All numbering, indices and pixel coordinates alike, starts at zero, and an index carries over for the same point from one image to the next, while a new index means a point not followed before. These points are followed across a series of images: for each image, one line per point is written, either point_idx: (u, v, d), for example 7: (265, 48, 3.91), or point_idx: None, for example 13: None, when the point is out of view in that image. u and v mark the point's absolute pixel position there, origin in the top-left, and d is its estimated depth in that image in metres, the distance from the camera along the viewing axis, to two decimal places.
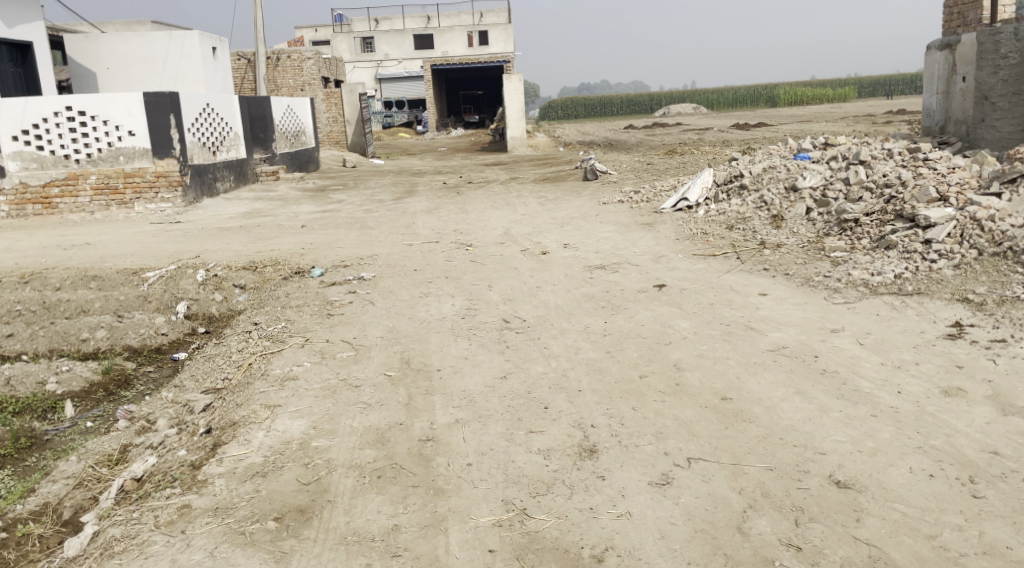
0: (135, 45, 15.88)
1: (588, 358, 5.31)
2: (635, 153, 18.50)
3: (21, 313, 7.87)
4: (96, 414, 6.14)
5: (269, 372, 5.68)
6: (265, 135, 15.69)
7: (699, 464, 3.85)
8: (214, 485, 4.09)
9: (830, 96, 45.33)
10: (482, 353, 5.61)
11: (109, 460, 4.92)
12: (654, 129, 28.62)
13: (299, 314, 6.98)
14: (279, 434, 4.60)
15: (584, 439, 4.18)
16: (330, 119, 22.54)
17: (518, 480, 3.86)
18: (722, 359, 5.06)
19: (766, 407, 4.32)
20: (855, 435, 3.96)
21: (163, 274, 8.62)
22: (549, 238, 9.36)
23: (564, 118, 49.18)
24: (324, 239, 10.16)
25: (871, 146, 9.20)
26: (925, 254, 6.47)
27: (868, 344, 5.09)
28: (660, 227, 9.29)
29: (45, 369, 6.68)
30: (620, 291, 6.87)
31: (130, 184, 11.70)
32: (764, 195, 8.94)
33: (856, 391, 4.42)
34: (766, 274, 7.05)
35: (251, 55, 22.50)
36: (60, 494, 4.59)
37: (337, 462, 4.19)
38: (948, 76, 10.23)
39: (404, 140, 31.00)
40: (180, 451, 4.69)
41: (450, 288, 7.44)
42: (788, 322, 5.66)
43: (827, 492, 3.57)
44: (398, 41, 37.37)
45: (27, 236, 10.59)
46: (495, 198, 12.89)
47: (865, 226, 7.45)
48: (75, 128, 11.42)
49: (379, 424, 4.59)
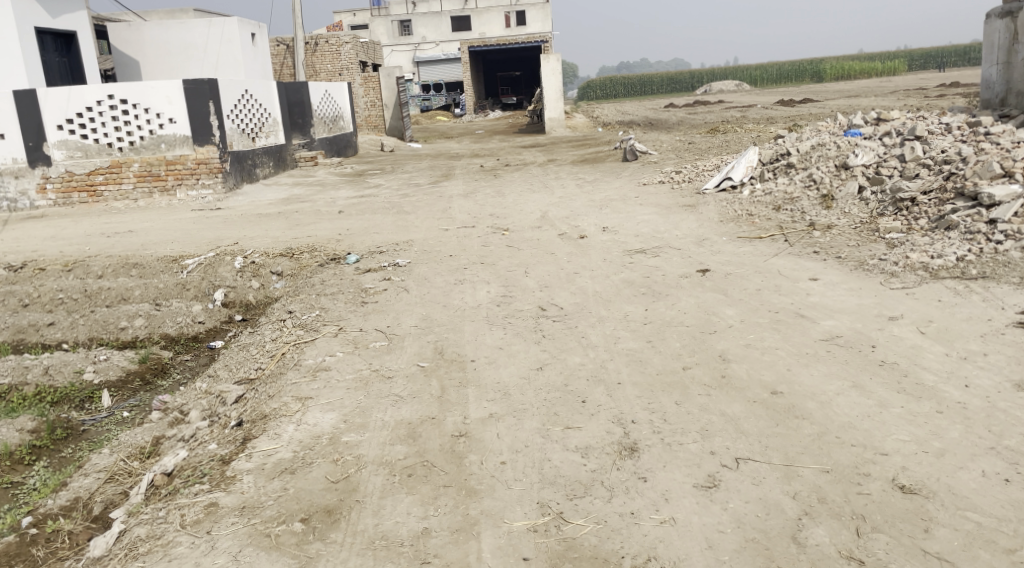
0: (177, 32, 15.88)
1: (628, 349, 5.07)
2: (674, 132, 18.10)
3: (62, 302, 7.88)
4: (132, 404, 6.07)
5: (302, 362, 5.54)
6: (303, 120, 15.60)
7: (748, 465, 3.60)
8: (242, 482, 3.96)
9: (880, 71, 44.03)
10: (517, 343, 5.40)
11: (141, 454, 4.79)
12: (696, 107, 27.99)
13: (333, 302, 6.84)
14: (309, 427, 4.46)
15: (624, 436, 3.95)
16: (368, 103, 22.45)
17: (554, 481, 3.66)
18: (772, 349, 4.78)
19: (820, 402, 4.05)
20: (919, 434, 3.67)
21: (201, 261, 8.54)
22: (587, 221, 9.10)
23: (604, 98, 48.47)
24: (361, 225, 10.03)
25: (928, 121, 8.78)
26: (990, 235, 6.09)
27: (930, 333, 4.76)
28: (702, 208, 8.97)
29: (82, 358, 6.64)
30: (662, 277, 6.60)
31: (172, 171, 11.69)
32: (813, 174, 8.57)
33: (918, 385, 4.12)
34: (817, 257, 6.72)
35: (290, 40, 22.46)
36: (91, 489, 4.47)
37: (367, 458, 4.02)
38: (1009, 46, 9.70)
39: (442, 124, 30.82)
40: (210, 445, 4.55)
41: (486, 275, 7.24)
42: (842, 309, 5.36)
43: (891, 498, 3.30)
44: (435, 24, 36.94)
45: (73, 223, 10.64)
46: (532, 180, 12.64)
47: (923, 206, 7.09)
48: (117, 115, 11.44)
49: (411, 419, 4.42)
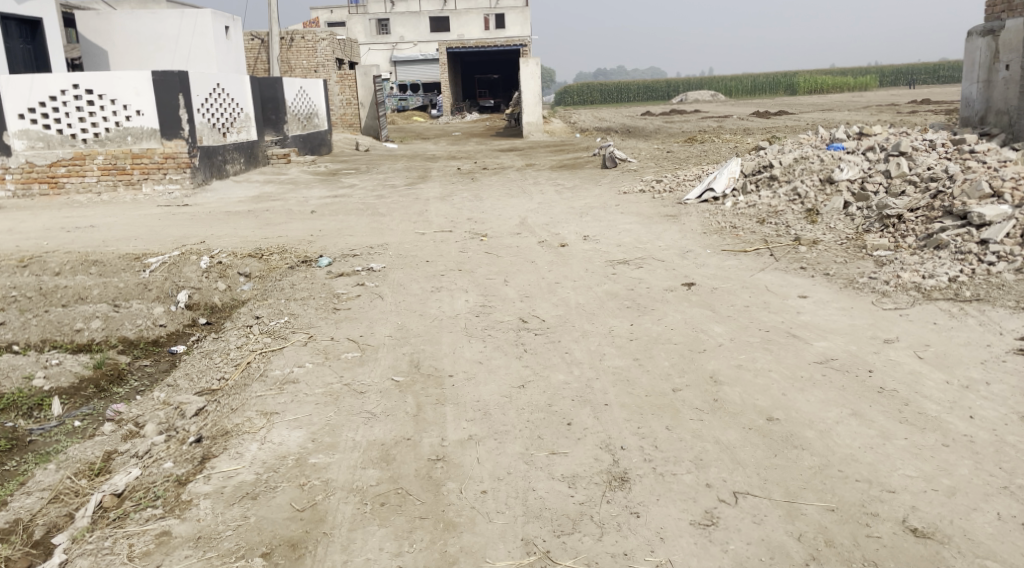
0: (148, 22, 15.41)
1: (615, 366, 4.83)
2: (652, 141, 17.93)
3: (16, 299, 7.45)
4: (84, 413, 5.70)
5: (268, 373, 5.24)
6: (276, 117, 15.23)
7: (748, 500, 3.39)
8: (198, 508, 3.65)
9: (852, 86, 44.50)
10: (497, 358, 5.14)
11: (90, 471, 4.42)
12: (672, 116, 27.93)
13: (304, 308, 6.53)
14: (274, 447, 4.16)
15: (613, 465, 3.71)
16: (344, 101, 22.05)
17: (540, 514, 3.40)
18: (764, 371, 4.56)
19: (818, 431, 3.84)
20: (926, 470, 3.50)
21: (165, 260, 8.17)
22: (567, 229, 8.88)
23: (580, 104, 48.43)
24: (334, 226, 9.71)
25: (911, 137, 8.67)
26: (982, 256, 5.94)
27: (929, 358, 4.59)
28: (685, 219, 8.77)
29: (32, 363, 6.25)
30: (646, 290, 6.38)
31: (138, 165, 11.27)
32: (797, 187, 8.41)
33: (921, 414, 3.94)
34: (805, 273, 6.54)
35: (265, 35, 22.03)
36: (33, 510, 4.09)
37: (336, 484, 3.73)
38: (990, 64, 9.63)
39: (418, 124, 30.49)
40: (166, 463, 4.22)
41: (463, 283, 6.97)
42: (835, 329, 5.16)
43: (903, 542, 3.11)
44: (414, 24, 36.96)
45: (31, 216, 10.19)
46: (510, 185, 12.39)
47: (910, 223, 6.93)
48: (82, 106, 10.99)
49: (384, 439, 4.13)
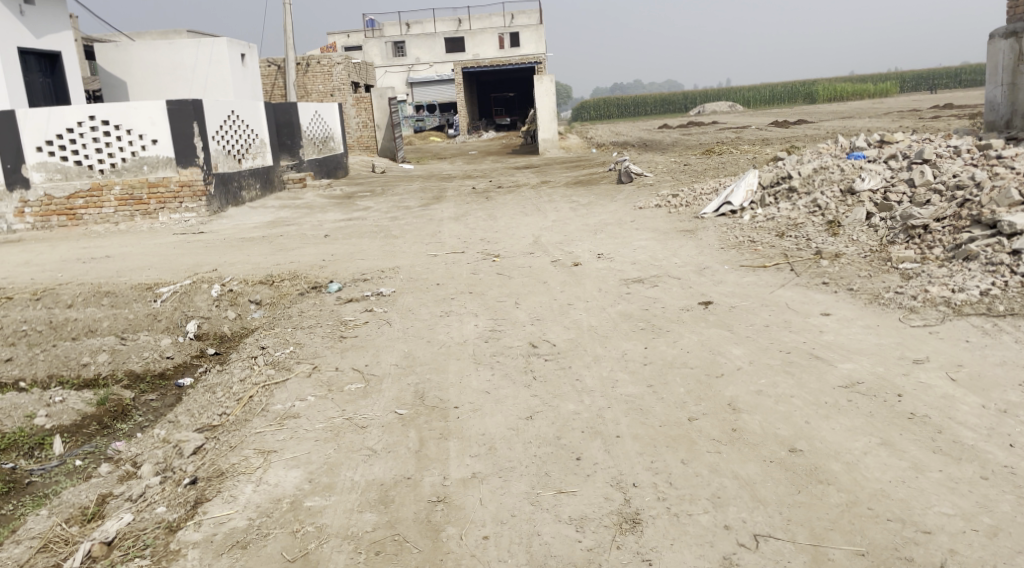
0: (165, 52, 15.46)
1: (627, 395, 4.58)
2: (669, 153, 17.64)
3: (25, 334, 7.35)
4: (86, 451, 5.54)
5: (269, 408, 5.04)
6: (291, 142, 15.19)
7: (769, 544, 3.15)
8: (186, 559, 3.48)
9: (872, 92, 43.94)
10: (505, 387, 4.91)
11: (82, 516, 4.24)
12: (690, 128, 27.63)
13: (309, 337, 6.34)
14: (269, 489, 3.96)
15: (625, 504, 3.48)
16: (360, 124, 22.01)
17: (545, 562, 3.20)
18: (786, 397, 4.30)
19: (845, 463, 3.58)
20: (964, 506, 3.24)
21: (176, 289, 8.05)
22: (581, 247, 8.66)
23: (596, 119, 48.23)
24: (347, 250, 9.55)
25: (934, 144, 8.37)
26: (1014, 267, 5.64)
27: (963, 379, 4.30)
28: (703, 234, 8.51)
29: (35, 401, 6.10)
30: (661, 310, 6.13)
31: (154, 194, 11.21)
32: (817, 199, 8.14)
33: (956, 443, 3.67)
34: (828, 289, 6.27)
35: (281, 61, 22.10)
36: (21, 560, 3.91)
37: (331, 531, 3.54)
38: (1014, 67, 9.30)
39: (436, 144, 30.46)
40: (159, 507, 4.02)
41: (474, 306, 6.76)
42: (861, 350, 4.88)
43: None
44: (429, 45, 36.93)
45: (48, 248, 10.14)
46: (525, 203, 12.19)
47: (937, 233, 6.62)
48: (99, 137, 10.97)
49: (383, 479, 3.92)
